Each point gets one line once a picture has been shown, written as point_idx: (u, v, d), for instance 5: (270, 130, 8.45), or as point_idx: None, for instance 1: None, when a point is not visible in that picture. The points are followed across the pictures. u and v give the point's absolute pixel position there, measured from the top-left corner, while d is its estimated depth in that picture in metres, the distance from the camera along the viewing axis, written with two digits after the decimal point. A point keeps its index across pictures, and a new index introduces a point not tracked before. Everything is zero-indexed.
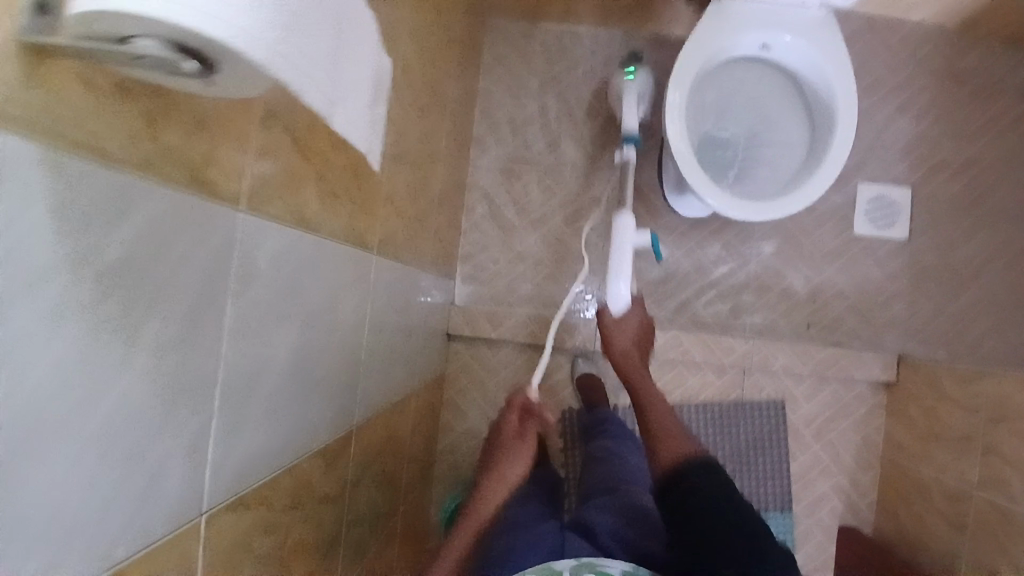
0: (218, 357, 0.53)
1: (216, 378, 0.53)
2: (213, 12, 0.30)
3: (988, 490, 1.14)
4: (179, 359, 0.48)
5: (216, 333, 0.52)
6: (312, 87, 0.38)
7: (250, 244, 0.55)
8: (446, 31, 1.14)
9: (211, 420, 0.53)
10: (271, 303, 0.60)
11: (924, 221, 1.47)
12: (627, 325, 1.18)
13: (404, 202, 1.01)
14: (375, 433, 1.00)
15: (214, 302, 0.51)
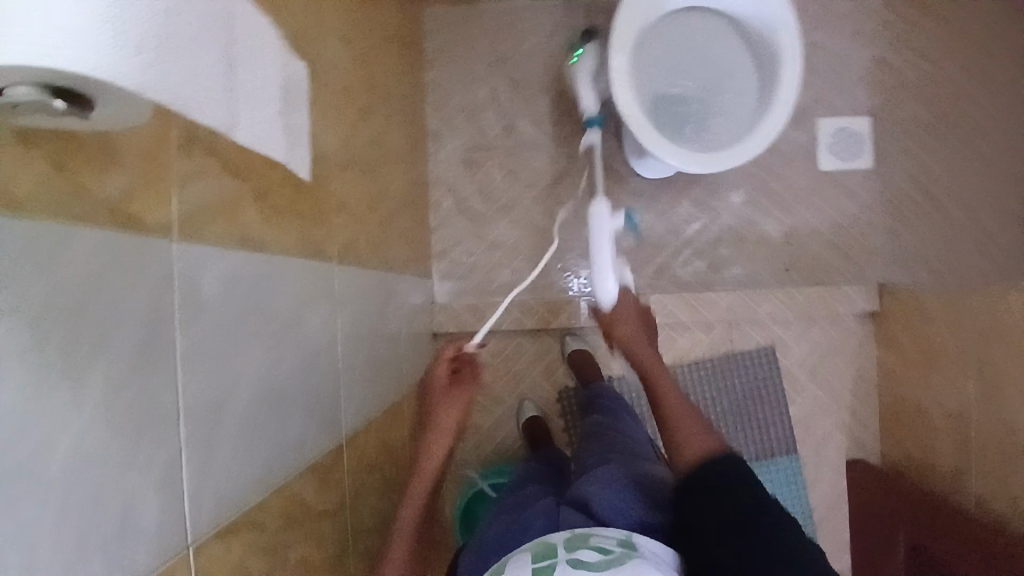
0: (175, 388, 0.52)
1: (176, 409, 0.52)
2: (86, 49, 0.29)
3: (987, 405, 1.14)
4: (134, 396, 0.47)
5: (170, 364, 0.51)
6: (201, 102, 0.38)
7: (191, 270, 0.54)
8: (379, 28, 1.12)
9: (178, 451, 0.52)
10: (226, 327, 0.60)
11: (889, 147, 1.46)
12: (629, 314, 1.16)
13: (362, 206, 0.99)
14: (370, 441, 1.00)
15: (161, 334, 0.50)
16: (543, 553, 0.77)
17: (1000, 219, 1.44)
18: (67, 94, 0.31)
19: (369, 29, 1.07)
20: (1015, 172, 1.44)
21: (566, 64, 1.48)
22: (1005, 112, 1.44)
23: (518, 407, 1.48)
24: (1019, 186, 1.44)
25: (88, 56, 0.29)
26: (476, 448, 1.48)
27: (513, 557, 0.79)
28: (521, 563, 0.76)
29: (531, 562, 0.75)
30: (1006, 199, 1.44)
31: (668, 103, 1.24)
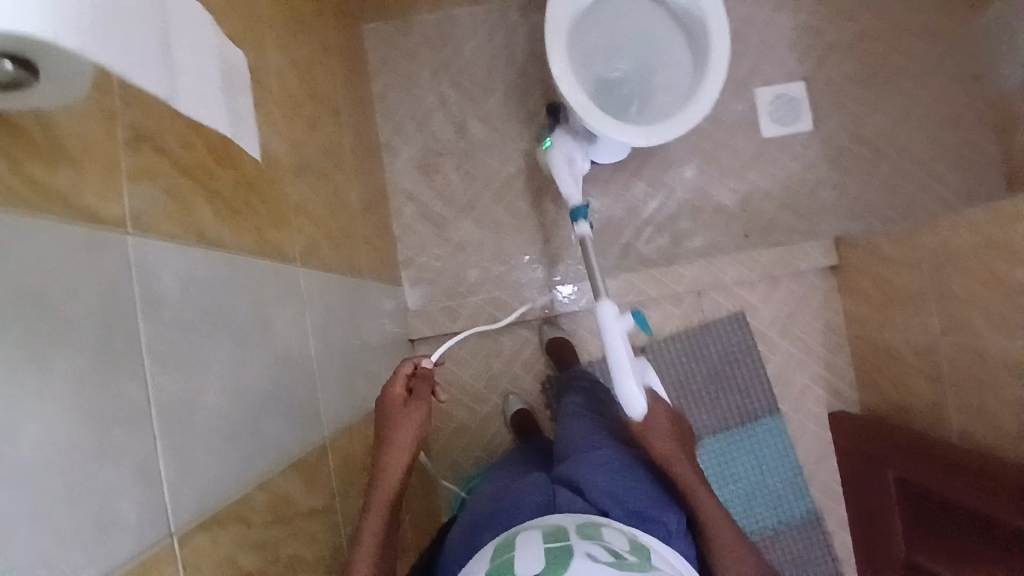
0: (144, 379, 0.52)
1: (147, 399, 0.52)
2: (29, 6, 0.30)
3: (953, 335, 1.18)
4: (102, 384, 0.48)
5: (136, 355, 0.52)
6: (136, 69, 0.39)
7: (148, 265, 0.55)
8: (317, 41, 1.15)
9: (154, 441, 0.52)
10: (191, 322, 0.60)
11: (825, 107, 1.52)
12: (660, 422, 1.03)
13: (320, 212, 1.01)
14: (355, 443, 1.00)
15: (125, 326, 0.51)
16: (554, 534, 0.79)
17: (939, 161, 1.50)
18: (15, 56, 0.33)
19: (307, 43, 1.10)
20: (947, 115, 1.51)
21: (508, 64, 1.52)
22: (928, 61, 1.52)
23: (502, 402, 1.49)
24: (953, 127, 1.50)
25: (30, 12, 0.30)
26: (466, 449, 1.47)
27: (523, 533, 0.81)
28: (533, 540, 0.78)
29: (544, 540, 0.78)
30: (942, 142, 1.51)
31: (609, 86, 1.32)
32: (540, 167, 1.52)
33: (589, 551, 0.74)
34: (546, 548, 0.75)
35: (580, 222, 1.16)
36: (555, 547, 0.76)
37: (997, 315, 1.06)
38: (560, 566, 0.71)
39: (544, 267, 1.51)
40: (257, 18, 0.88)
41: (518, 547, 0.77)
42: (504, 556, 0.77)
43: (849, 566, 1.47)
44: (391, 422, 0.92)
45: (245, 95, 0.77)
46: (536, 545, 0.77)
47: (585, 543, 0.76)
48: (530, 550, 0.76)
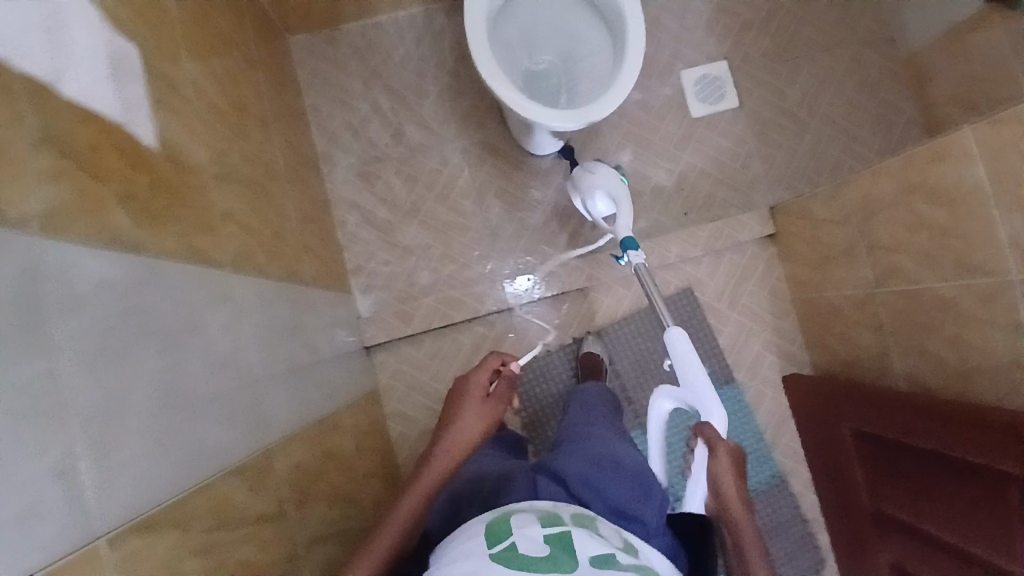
0: (59, 380, 0.51)
1: (64, 401, 0.51)
2: None
3: (887, 284, 1.22)
4: (12, 384, 0.47)
5: (50, 357, 0.51)
6: None
7: (58, 265, 0.54)
8: (236, 53, 1.15)
9: (74, 445, 0.51)
10: (110, 326, 0.59)
11: (747, 83, 1.58)
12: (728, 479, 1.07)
13: (250, 221, 1.00)
14: (308, 450, 0.98)
15: (35, 327, 0.50)
16: (548, 519, 0.81)
17: (861, 124, 1.57)
18: None
19: (227, 55, 1.10)
20: (863, 81, 1.58)
21: (438, 67, 1.55)
22: (838, 31, 1.59)
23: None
24: (870, 92, 1.58)
25: None
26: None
27: (517, 514, 0.81)
28: (531, 524, 0.79)
29: (540, 523, 0.79)
30: (862, 107, 1.58)
31: (536, 79, 1.37)
32: (479, 165, 1.54)
33: (589, 539, 0.78)
34: (546, 533, 0.77)
35: (631, 253, 1.25)
36: (555, 532, 0.78)
37: (926, 255, 1.10)
38: (568, 555, 0.73)
39: (494, 263, 1.52)
40: (169, 29, 0.88)
41: (518, 530, 0.77)
42: (502, 538, 0.76)
43: (819, 526, 1.51)
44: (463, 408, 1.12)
45: (137, 83, 0.75)
46: (534, 531, 0.77)
47: (581, 531, 0.79)
48: (530, 533, 0.76)
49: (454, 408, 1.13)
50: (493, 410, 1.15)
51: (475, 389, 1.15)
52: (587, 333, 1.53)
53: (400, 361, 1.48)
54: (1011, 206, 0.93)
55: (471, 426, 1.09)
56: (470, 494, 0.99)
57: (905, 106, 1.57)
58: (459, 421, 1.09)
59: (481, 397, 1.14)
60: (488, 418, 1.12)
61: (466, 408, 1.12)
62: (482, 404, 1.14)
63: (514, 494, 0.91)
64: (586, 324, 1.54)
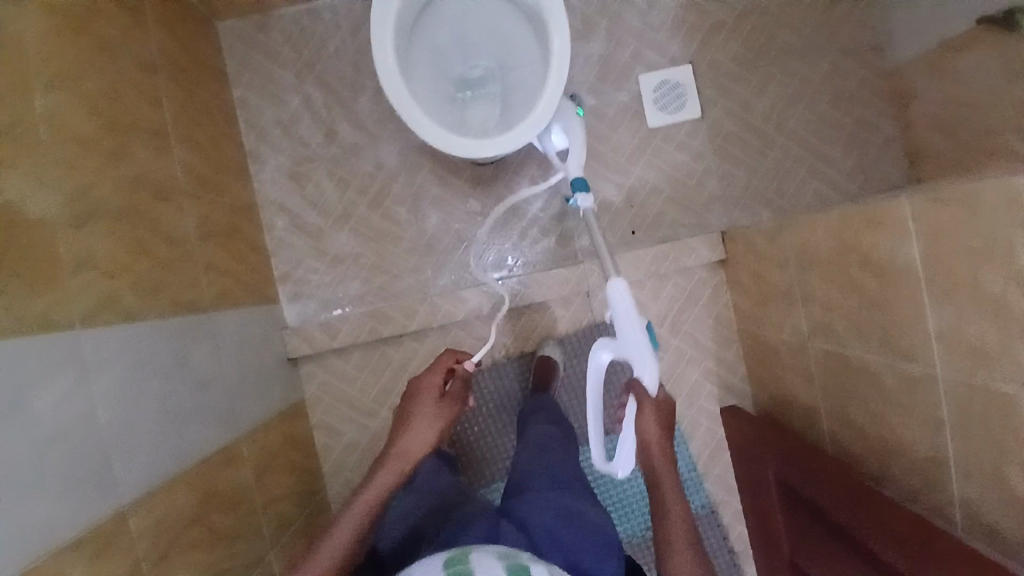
0: None
1: None
2: None
3: (820, 339, 1.14)
4: None
5: None
6: None
7: None
8: (128, 57, 1.06)
9: None
10: None
11: (712, 92, 1.45)
12: (657, 444, 1.05)
13: (121, 261, 0.94)
14: (179, 494, 0.96)
15: None
16: (509, 557, 0.82)
17: (832, 143, 1.45)
18: None
19: (113, 67, 1.01)
20: (839, 94, 1.44)
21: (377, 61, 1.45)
22: (818, 36, 1.44)
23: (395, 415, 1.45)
24: (846, 108, 1.44)
25: None
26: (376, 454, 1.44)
27: (477, 551, 0.82)
28: (489, 560, 0.80)
29: (500, 560, 0.80)
30: (835, 123, 1.45)
31: (467, 87, 1.24)
32: (416, 171, 1.45)
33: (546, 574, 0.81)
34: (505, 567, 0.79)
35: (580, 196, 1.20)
36: (513, 566, 0.80)
37: (858, 323, 1.03)
38: None
39: (428, 276, 1.46)
40: (19, 61, 0.81)
41: (477, 564, 0.79)
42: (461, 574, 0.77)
43: (745, 557, 1.49)
44: (414, 409, 1.10)
45: None
46: (493, 565, 0.79)
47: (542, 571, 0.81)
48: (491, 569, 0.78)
49: (406, 412, 1.12)
50: (449, 409, 1.13)
51: (427, 389, 1.13)
52: (522, 352, 1.48)
53: (327, 373, 1.46)
54: (943, 293, 0.84)
55: (424, 431, 1.09)
56: (429, 531, 1.01)
57: (882, 126, 1.44)
58: (411, 427, 1.09)
59: (434, 397, 1.12)
60: (443, 420, 1.10)
61: (418, 412, 1.10)
62: (436, 406, 1.11)
63: (474, 532, 0.92)
64: (521, 343, 1.48)
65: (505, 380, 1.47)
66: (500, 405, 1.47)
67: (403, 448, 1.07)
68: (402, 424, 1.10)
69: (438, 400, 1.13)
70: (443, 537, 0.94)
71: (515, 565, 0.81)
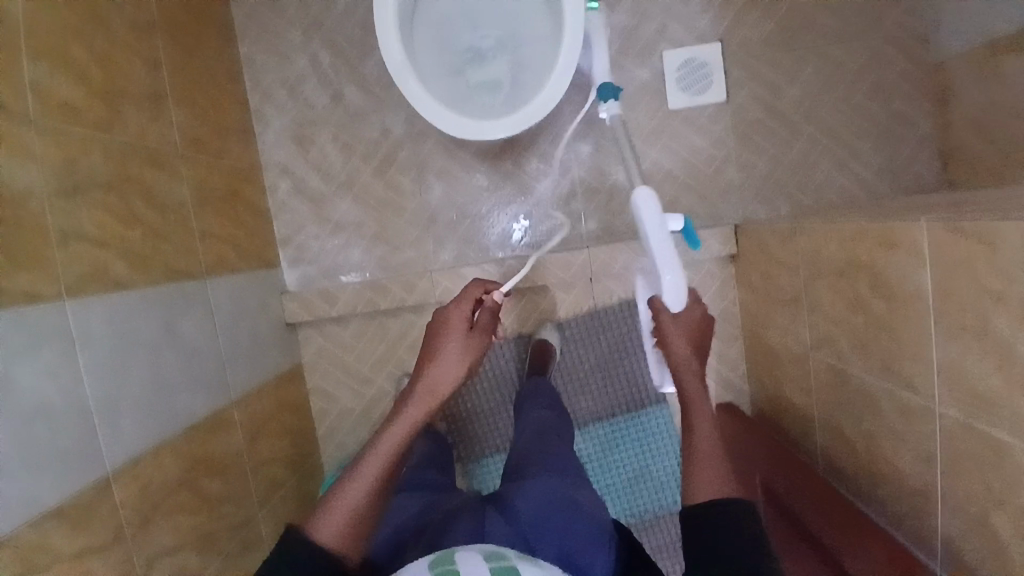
0: None
1: None
2: None
3: (821, 350, 1.11)
4: None
5: None
6: None
7: None
8: (123, 13, 1.02)
9: None
10: None
11: (739, 75, 1.37)
12: (682, 356, 0.90)
13: (110, 231, 0.93)
14: (166, 463, 0.98)
15: None
16: (494, 555, 0.83)
17: (864, 138, 1.37)
18: None
19: (106, 26, 0.98)
20: (877, 85, 1.35)
21: None
22: (861, 19, 1.34)
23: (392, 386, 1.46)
24: (883, 101, 1.35)
25: None
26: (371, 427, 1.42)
27: (461, 551, 0.83)
28: (476, 561, 0.81)
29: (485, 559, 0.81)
30: (869, 116, 1.36)
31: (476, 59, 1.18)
32: (423, 140, 1.41)
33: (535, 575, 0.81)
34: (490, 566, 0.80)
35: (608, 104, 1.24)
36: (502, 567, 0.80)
37: (861, 342, 0.99)
38: None
39: (430, 249, 1.44)
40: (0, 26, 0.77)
41: (462, 564, 0.79)
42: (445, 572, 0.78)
43: None
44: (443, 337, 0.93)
45: None
46: (478, 566, 0.80)
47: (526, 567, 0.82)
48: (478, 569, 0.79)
49: (430, 346, 0.94)
50: (481, 344, 0.96)
51: (455, 319, 0.96)
52: (518, 334, 1.47)
53: (325, 339, 1.46)
54: (951, 329, 0.81)
55: (453, 366, 0.91)
56: (415, 529, 0.97)
57: (920, 122, 1.35)
58: (437, 361, 0.91)
59: (464, 329, 0.95)
60: (475, 356, 0.93)
61: (445, 345, 0.92)
62: (466, 339, 0.94)
63: (459, 532, 0.91)
64: (520, 323, 1.47)
65: (502, 361, 1.46)
66: (490, 388, 1.47)
67: (428, 384, 0.89)
68: (425, 358, 0.93)
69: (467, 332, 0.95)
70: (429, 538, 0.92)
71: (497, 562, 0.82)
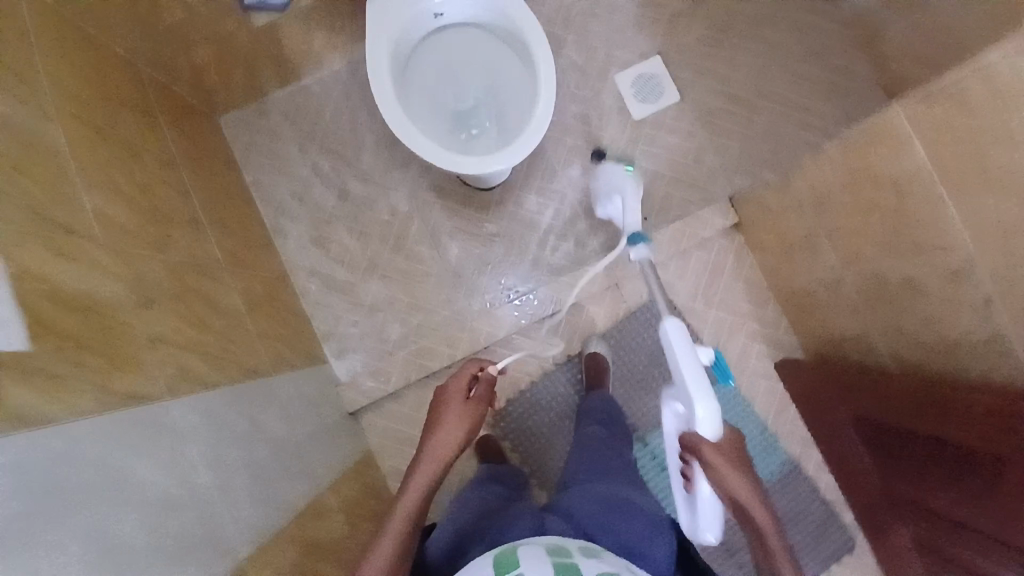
0: None
1: None
2: None
3: (854, 267, 1.19)
4: None
5: None
6: None
7: None
8: (154, 155, 1.16)
9: None
10: (36, 517, 0.62)
11: (685, 75, 1.54)
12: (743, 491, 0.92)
13: (186, 335, 0.99)
14: (285, 546, 0.98)
15: None
16: (557, 551, 0.85)
17: (813, 94, 1.52)
18: None
19: (139, 168, 1.09)
20: (806, 48, 1.54)
21: (371, 118, 1.55)
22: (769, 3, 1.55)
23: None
24: (816, 59, 1.53)
25: None
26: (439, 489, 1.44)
27: (525, 547, 0.86)
28: (540, 554, 0.84)
29: (547, 554, 0.84)
30: (809, 75, 1.53)
31: (463, 118, 1.33)
32: (429, 209, 1.53)
33: (596, 570, 0.82)
34: (550, 560, 0.82)
35: (638, 249, 1.17)
36: (563, 563, 0.82)
37: (885, 240, 1.08)
38: None
39: (462, 304, 1.50)
40: (57, 168, 0.86)
41: (525, 559, 0.82)
42: (509, 569, 0.81)
43: (841, 505, 1.48)
44: (441, 409, 1.07)
45: (34, 248, 0.76)
46: (541, 560, 0.82)
47: (586, 563, 0.83)
48: (540, 564, 0.81)
49: (434, 417, 1.07)
50: (475, 412, 1.08)
51: (453, 393, 1.09)
52: (568, 357, 1.51)
53: (385, 419, 1.47)
54: (955, 183, 0.91)
55: (452, 434, 1.05)
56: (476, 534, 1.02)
57: (856, 68, 1.52)
58: (440, 431, 1.05)
59: (461, 401, 1.08)
60: (470, 422, 1.06)
61: (446, 415, 1.06)
62: (464, 409, 1.07)
63: (521, 528, 0.95)
64: (565, 349, 1.51)
65: (566, 387, 1.49)
66: (546, 417, 1.48)
67: (433, 451, 1.03)
68: (430, 429, 1.06)
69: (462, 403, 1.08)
70: (491, 539, 0.96)
71: (558, 555, 0.84)
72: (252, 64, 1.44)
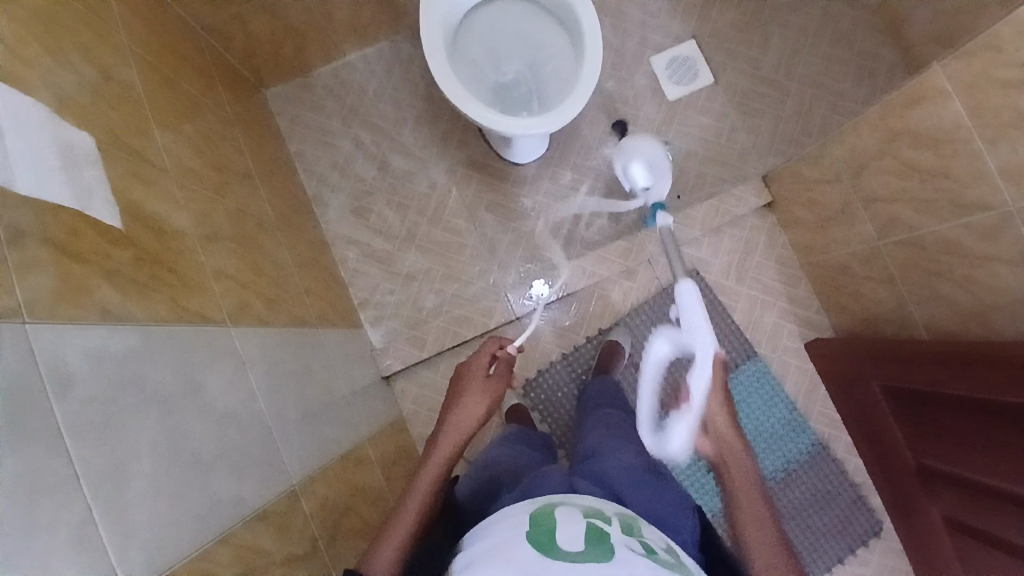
0: (71, 461, 0.55)
1: (78, 479, 0.56)
2: None
3: (890, 236, 1.21)
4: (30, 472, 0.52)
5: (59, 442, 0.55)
6: None
7: (56, 351, 0.58)
8: (212, 111, 1.21)
9: (96, 523, 0.56)
10: (114, 403, 0.63)
11: (719, 58, 1.58)
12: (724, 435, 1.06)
13: (243, 275, 1.02)
14: (329, 485, 1.00)
15: (43, 418, 0.54)
16: (593, 514, 0.81)
17: (843, 79, 1.56)
18: None
19: (201, 120, 1.14)
20: (836, 34, 1.58)
21: (412, 94, 1.60)
22: None
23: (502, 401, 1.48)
24: (847, 45, 1.57)
25: None
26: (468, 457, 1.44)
27: (560, 505, 0.83)
28: (574, 516, 0.80)
29: (582, 517, 0.80)
30: (839, 61, 1.57)
31: (505, 89, 1.38)
32: (467, 183, 1.57)
33: (629, 543, 0.77)
34: (584, 528, 0.77)
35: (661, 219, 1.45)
36: (596, 530, 0.77)
37: (923, 203, 1.10)
38: (601, 549, 0.73)
39: (497, 275, 1.53)
40: (133, 100, 0.90)
41: (559, 519, 0.78)
42: (542, 525, 0.77)
43: (869, 489, 1.47)
44: (462, 381, 1.11)
45: (115, 165, 0.79)
46: (573, 522, 0.78)
47: (621, 534, 0.79)
48: (573, 530, 0.76)
49: (455, 391, 1.10)
50: (497, 386, 1.11)
51: (475, 369, 1.12)
52: (598, 333, 1.51)
53: (419, 386, 1.48)
54: (994, 135, 0.92)
55: (474, 403, 1.07)
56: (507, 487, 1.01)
57: (883, 54, 1.57)
58: (461, 402, 1.07)
59: (482, 375, 1.11)
60: (493, 393, 1.09)
61: (468, 388, 1.09)
62: (485, 382, 1.10)
63: (553, 484, 0.91)
64: (597, 324, 1.52)
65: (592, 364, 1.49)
66: (574, 390, 1.48)
67: (455, 420, 1.03)
68: (452, 399, 1.08)
69: (484, 378, 1.11)
70: (521, 490, 0.94)
71: (594, 519, 0.80)
72: (301, 37, 1.50)
